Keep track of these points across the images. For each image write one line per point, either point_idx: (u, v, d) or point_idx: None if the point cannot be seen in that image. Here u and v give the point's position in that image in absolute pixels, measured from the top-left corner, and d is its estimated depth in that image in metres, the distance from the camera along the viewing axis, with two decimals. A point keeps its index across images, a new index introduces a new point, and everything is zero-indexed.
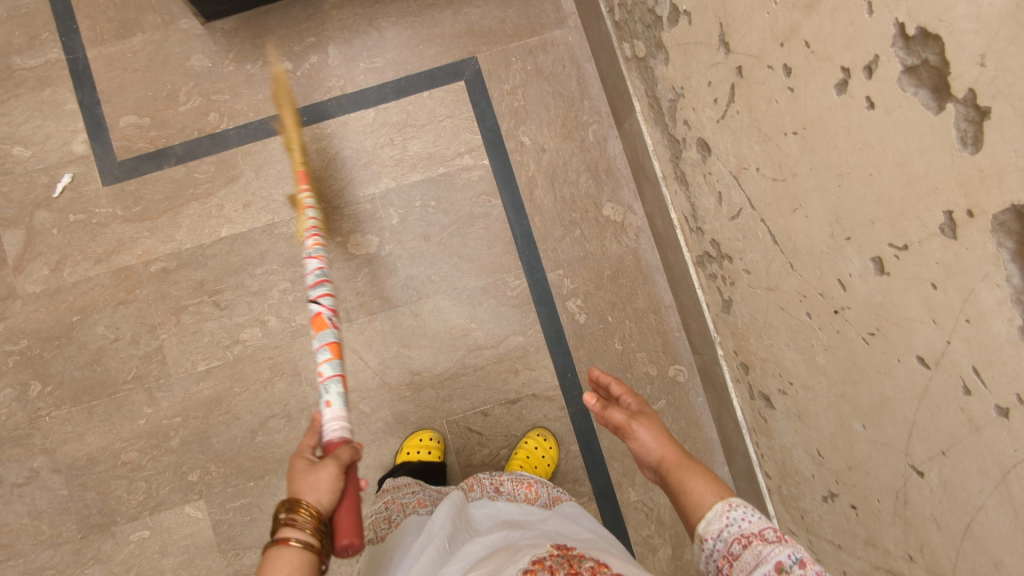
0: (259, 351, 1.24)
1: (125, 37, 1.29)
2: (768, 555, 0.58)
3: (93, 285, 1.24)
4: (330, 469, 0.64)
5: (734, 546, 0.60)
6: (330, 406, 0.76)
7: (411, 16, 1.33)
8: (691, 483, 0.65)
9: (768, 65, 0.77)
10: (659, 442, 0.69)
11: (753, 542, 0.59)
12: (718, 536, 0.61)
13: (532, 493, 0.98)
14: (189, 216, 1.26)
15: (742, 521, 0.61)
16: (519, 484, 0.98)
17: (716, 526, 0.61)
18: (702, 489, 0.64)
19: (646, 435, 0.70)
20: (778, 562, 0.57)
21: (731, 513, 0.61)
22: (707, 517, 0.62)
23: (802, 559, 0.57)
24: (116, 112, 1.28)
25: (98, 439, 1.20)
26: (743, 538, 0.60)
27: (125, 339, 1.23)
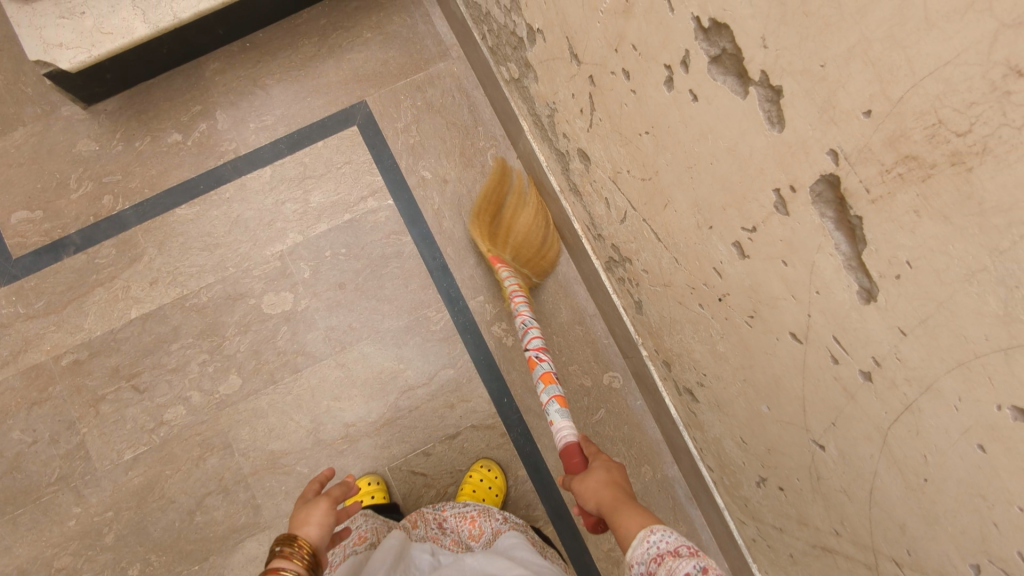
0: (185, 429, 1.21)
1: (5, 133, 1.27)
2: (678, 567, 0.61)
3: (2, 389, 1.20)
4: (323, 506, 0.81)
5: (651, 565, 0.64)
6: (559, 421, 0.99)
7: (294, 70, 1.33)
8: (620, 513, 0.72)
9: (611, 71, 0.79)
10: (603, 486, 0.78)
11: (672, 556, 0.63)
12: (642, 558, 0.65)
13: (475, 529, 1.01)
14: (94, 303, 1.23)
15: (660, 543, 0.65)
16: (464, 518, 1.02)
17: (644, 545, 0.65)
18: (628, 520, 0.70)
19: (590, 480, 0.80)
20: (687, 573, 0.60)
21: (651, 537, 0.65)
22: (634, 543, 0.67)
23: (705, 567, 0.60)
24: (5, 210, 1.25)
25: (27, 549, 1.16)
26: (659, 556, 0.64)
27: (43, 440, 1.19)
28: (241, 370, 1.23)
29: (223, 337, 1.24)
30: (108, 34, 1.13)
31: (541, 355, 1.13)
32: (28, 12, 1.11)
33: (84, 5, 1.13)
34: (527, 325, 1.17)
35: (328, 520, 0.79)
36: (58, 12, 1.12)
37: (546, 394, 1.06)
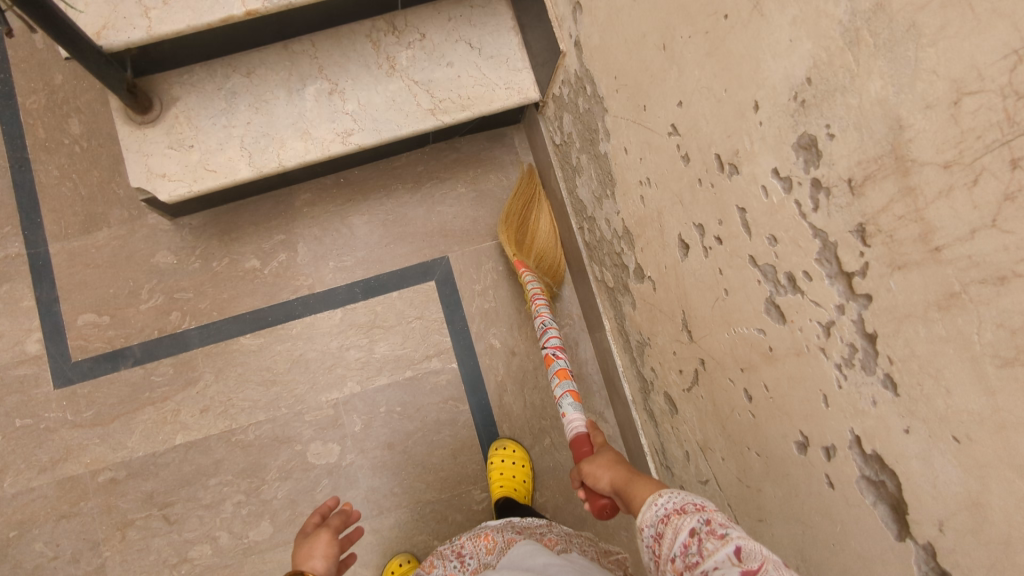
0: (208, 570, 1.17)
1: (89, 232, 1.27)
2: (682, 524, 0.56)
3: (35, 496, 1.18)
4: (325, 538, 0.78)
5: (659, 526, 0.58)
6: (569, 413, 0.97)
7: (383, 213, 1.30)
8: (635, 482, 0.67)
9: (729, 376, 0.74)
10: (605, 468, 0.73)
11: (686, 508, 0.57)
12: (651, 521, 0.59)
13: (491, 543, 0.91)
14: (142, 422, 1.21)
15: (670, 502, 0.59)
16: (479, 540, 0.91)
17: (652, 512, 0.60)
18: (641, 489, 0.65)
19: (598, 458, 0.75)
20: (690, 525, 0.55)
21: (659, 501, 0.60)
22: (642, 508, 0.61)
23: (709, 520, 0.55)
24: (74, 311, 1.24)
25: None
26: (665, 516, 0.58)
27: (64, 556, 1.16)
28: (274, 518, 1.19)
29: (262, 480, 1.21)
30: (211, 171, 1.12)
31: (558, 350, 1.10)
32: (138, 137, 1.11)
33: (194, 139, 1.12)
34: (543, 324, 1.14)
35: (332, 550, 0.77)
36: (167, 142, 1.11)
37: (558, 390, 1.04)
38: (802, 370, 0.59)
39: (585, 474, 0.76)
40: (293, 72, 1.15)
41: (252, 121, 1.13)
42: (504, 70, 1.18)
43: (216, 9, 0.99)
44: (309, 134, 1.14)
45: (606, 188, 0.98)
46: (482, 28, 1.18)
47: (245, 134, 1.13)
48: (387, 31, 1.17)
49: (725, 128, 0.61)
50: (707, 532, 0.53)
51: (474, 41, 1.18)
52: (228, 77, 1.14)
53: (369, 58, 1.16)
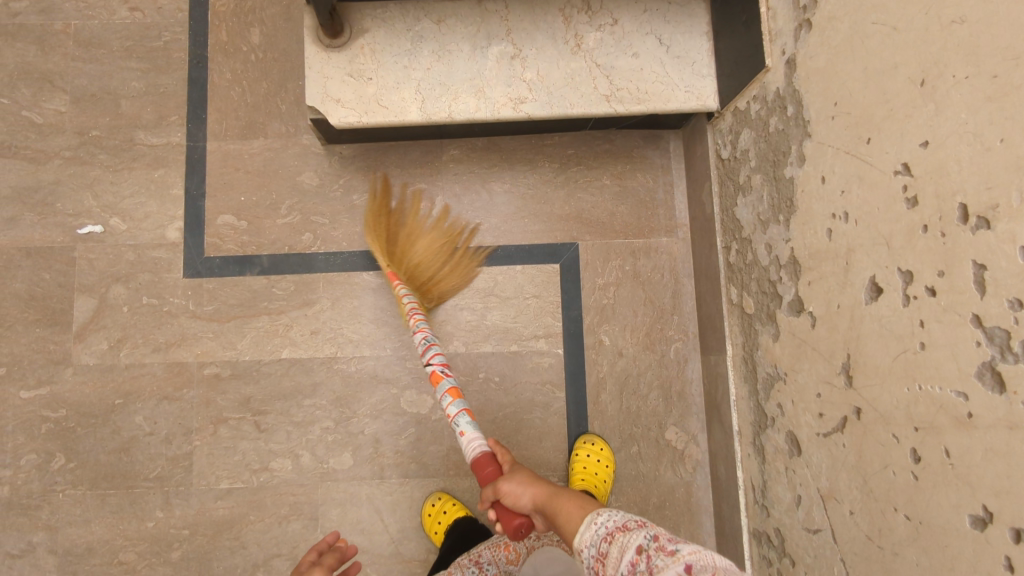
0: (284, 484, 1.21)
1: (247, 138, 1.31)
2: (630, 541, 0.67)
3: (144, 372, 1.23)
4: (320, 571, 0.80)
5: (605, 540, 0.69)
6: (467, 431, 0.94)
7: (525, 187, 1.31)
8: (561, 499, 0.78)
9: (894, 432, 0.72)
10: (526, 485, 0.81)
11: (628, 528, 0.69)
12: (592, 539, 0.71)
13: (510, 553, 1.06)
14: (255, 328, 1.25)
15: (609, 521, 0.71)
16: (497, 547, 1.07)
17: (598, 529, 0.71)
18: (574, 513, 0.75)
19: (517, 479, 0.82)
20: (637, 544, 0.66)
21: (599, 519, 0.72)
22: (581, 530, 0.72)
23: (654, 535, 0.66)
24: (216, 209, 1.28)
25: (103, 530, 1.18)
26: (609, 533, 0.70)
27: (158, 435, 1.21)
28: (356, 451, 1.22)
29: (353, 413, 1.23)
30: (383, 107, 1.14)
31: (447, 368, 1.02)
32: (322, 59, 1.13)
33: (373, 73, 1.14)
34: (427, 339, 1.06)
35: None
36: (348, 70, 1.14)
37: (452, 407, 0.99)
38: (1011, 444, 0.56)
39: (502, 493, 0.82)
40: (482, 29, 1.15)
41: (432, 69, 1.15)
42: (688, 73, 1.15)
43: None
44: (483, 93, 1.15)
45: (779, 214, 0.96)
46: (675, 26, 1.15)
47: (423, 79, 1.15)
48: (582, 8, 1.15)
49: (986, 178, 0.58)
50: (656, 550, 0.64)
51: (664, 37, 1.15)
52: (418, 20, 1.14)
53: (557, 31, 1.15)
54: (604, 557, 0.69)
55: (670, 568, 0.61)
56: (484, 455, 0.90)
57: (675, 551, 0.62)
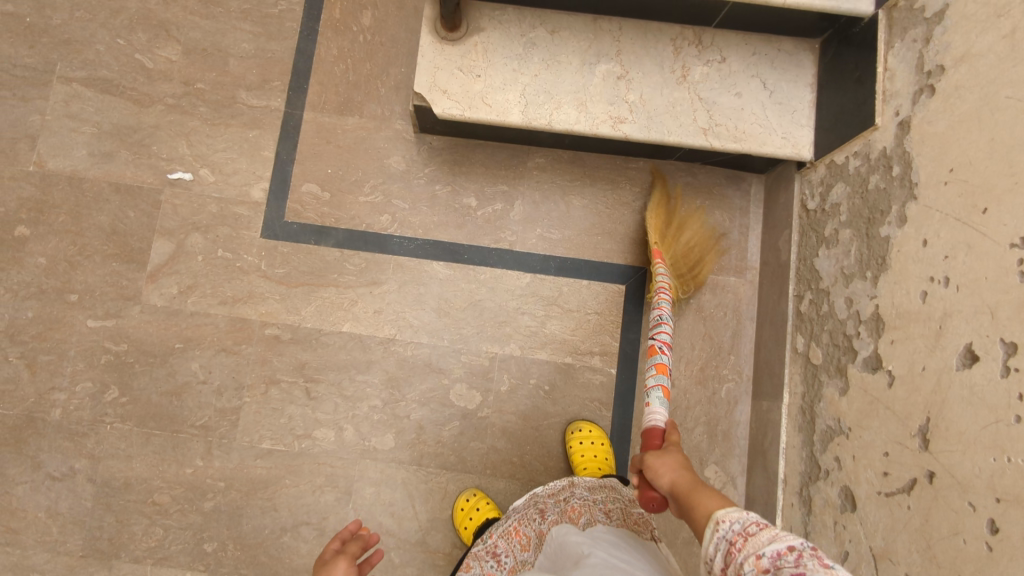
0: (324, 454, 1.22)
1: (343, 114, 1.34)
2: (781, 534, 0.54)
3: (208, 322, 1.26)
4: (343, 564, 0.79)
5: (751, 526, 0.57)
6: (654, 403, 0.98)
7: (604, 205, 1.32)
8: (699, 492, 0.68)
9: (971, 501, 0.72)
10: (670, 466, 0.76)
11: (773, 527, 0.56)
12: (736, 520, 0.59)
13: (523, 539, 0.96)
14: (320, 297, 1.27)
15: (760, 514, 0.58)
16: (508, 535, 0.97)
17: (737, 514, 0.60)
18: (708, 502, 0.65)
19: (667, 457, 0.78)
20: (791, 540, 0.53)
21: (746, 511, 0.60)
22: (729, 509, 0.62)
23: (812, 541, 0.53)
24: (302, 176, 1.31)
25: (142, 468, 1.21)
26: (758, 520, 0.57)
27: (211, 385, 1.24)
28: (399, 435, 1.23)
29: (402, 396, 1.24)
30: (486, 105, 1.16)
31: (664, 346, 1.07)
32: (436, 50, 1.16)
33: (483, 70, 1.16)
34: (660, 317, 1.11)
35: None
36: (460, 64, 1.16)
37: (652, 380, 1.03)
38: None
39: (647, 464, 0.78)
40: (593, 46, 1.17)
41: (539, 76, 1.17)
42: (787, 120, 1.15)
43: None
44: (585, 107, 1.16)
45: (866, 270, 0.96)
46: (781, 73, 1.16)
47: (529, 84, 1.17)
48: (692, 42, 1.17)
49: None
50: (812, 552, 0.52)
51: (769, 82, 1.16)
52: (534, 28, 1.18)
53: (665, 60, 1.17)
54: (739, 548, 0.56)
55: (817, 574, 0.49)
56: (654, 426, 0.91)
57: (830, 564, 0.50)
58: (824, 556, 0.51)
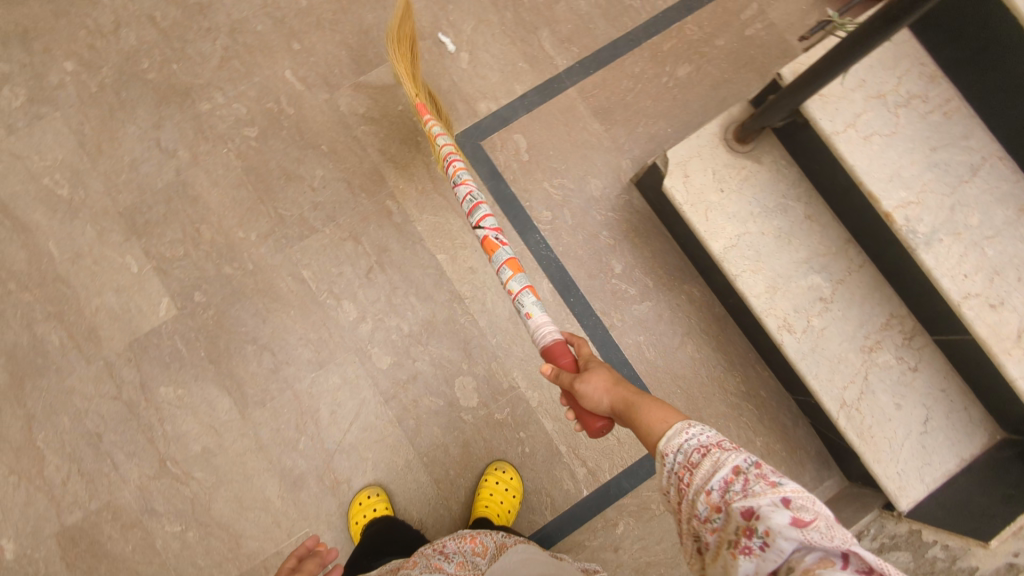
0: (333, 321, 1.25)
1: (596, 116, 1.35)
2: (724, 460, 0.60)
3: (358, 153, 1.31)
4: None
5: (694, 455, 0.63)
6: (531, 313, 0.94)
7: (707, 370, 1.27)
8: (643, 406, 0.72)
9: None
10: (602, 389, 0.77)
11: (712, 450, 0.62)
12: (680, 449, 0.65)
13: (476, 545, 0.95)
14: (446, 217, 1.30)
15: (699, 435, 0.65)
16: (462, 539, 0.95)
17: (676, 442, 0.65)
18: (654, 417, 0.70)
19: (600, 371, 0.80)
20: (734, 464, 0.59)
21: (689, 431, 0.66)
22: (668, 436, 0.67)
23: (756, 461, 0.59)
24: (523, 127, 1.34)
25: (217, 200, 1.29)
26: (702, 446, 0.63)
27: (315, 195, 1.29)
28: (394, 366, 1.24)
29: (425, 342, 1.25)
30: (704, 215, 1.13)
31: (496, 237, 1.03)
32: (712, 142, 1.16)
33: (728, 189, 1.14)
34: (471, 199, 1.06)
35: None
36: (717, 168, 1.14)
37: (514, 281, 0.98)
38: None
39: (579, 395, 0.79)
40: (826, 257, 1.12)
41: (766, 241, 1.12)
42: (913, 464, 1.06)
43: (879, 185, 0.98)
44: (774, 291, 1.11)
45: None
46: (948, 427, 1.07)
47: (751, 233, 1.13)
48: (903, 332, 1.10)
49: None
50: (755, 477, 0.57)
51: (931, 423, 1.07)
52: (797, 199, 1.14)
53: (869, 324, 1.10)
54: (688, 481, 0.62)
55: (764, 496, 0.55)
56: (555, 343, 0.89)
57: (777, 484, 0.56)
58: (777, 473, 0.57)
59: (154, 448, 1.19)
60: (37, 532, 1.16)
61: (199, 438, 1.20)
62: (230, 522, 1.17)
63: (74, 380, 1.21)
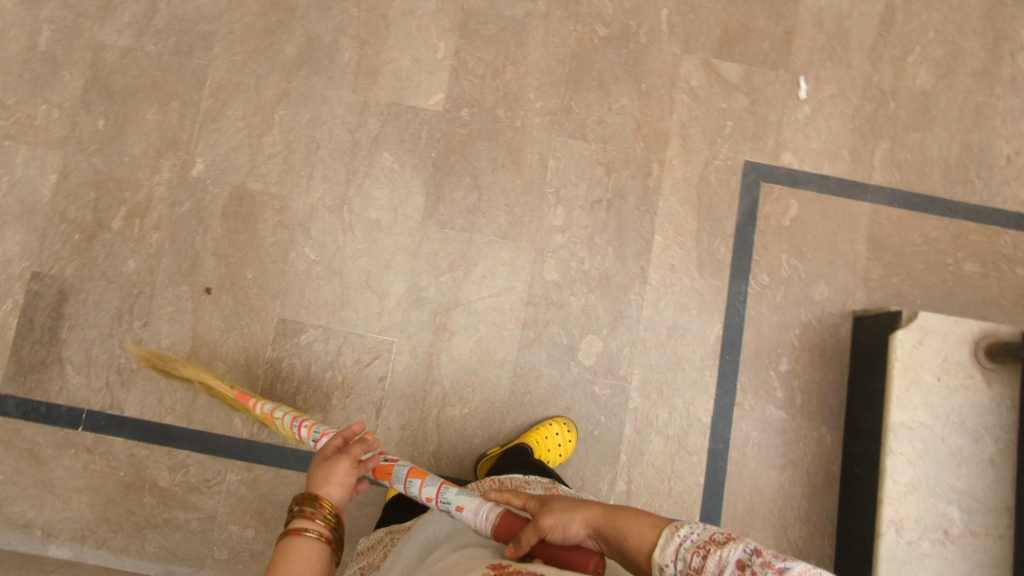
0: (540, 216, 1.31)
1: (868, 240, 1.33)
2: (727, 556, 0.57)
3: (666, 112, 1.34)
4: (344, 465, 0.77)
5: (696, 558, 0.59)
6: (461, 507, 0.80)
7: (781, 505, 1.26)
8: (625, 514, 0.69)
9: None
10: (566, 514, 0.71)
11: (710, 548, 0.59)
12: (676, 555, 0.61)
13: (499, 497, 0.97)
14: (686, 215, 1.32)
15: (694, 534, 0.62)
16: (485, 493, 0.96)
17: (673, 549, 0.62)
18: (643, 522, 0.67)
19: (556, 501, 0.74)
20: (737, 559, 0.57)
21: (681, 532, 0.63)
22: (661, 545, 0.63)
23: (755, 550, 0.57)
24: (804, 200, 1.33)
25: (537, 55, 1.34)
26: (699, 545, 0.60)
27: (608, 114, 1.33)
28: (554, 286, 1.29)
29: (589, 290, 1.29)
30: (908, 384, 1.11)
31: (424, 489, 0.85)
32: (967, 336, 1.12)
33: (945, 383, 1.11)
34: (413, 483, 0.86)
35: (348, 480, 0.77)
36: (951, 359, 1.12)
37: (427, 486, 0.85)
38: None
39: (545, 530, 0.70)
40: (977, 504, 1.08)
41: (941, 448, 1.10)
42: None
43: None
44: (911, 490, 1.08)
45: None
46: None
47: (933, 431, 1.10)
48: None
49: None
50: (760, 567, 0.55)
51: None
52: (993, 440, 1.10)
53: None
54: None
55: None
56: (499, 523, 0.75)
57: (783, 570, 0.54)
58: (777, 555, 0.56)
59: (344, 189, 1.29)
60: (224, 173, 1.28)
61: (380, 212, 1.29)
62: (350, 286, 1.27)
63: (334, 96, 1.31)
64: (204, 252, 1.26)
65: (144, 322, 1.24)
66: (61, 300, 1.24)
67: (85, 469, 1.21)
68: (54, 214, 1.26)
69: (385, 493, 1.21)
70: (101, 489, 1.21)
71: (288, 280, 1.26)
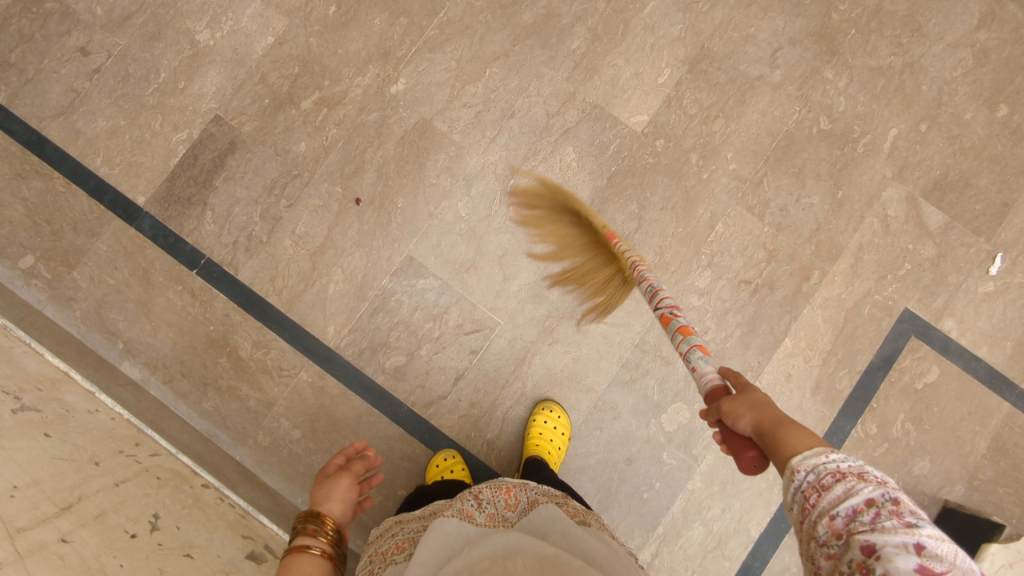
0: (687, 271, 1.28)
1: (992, 439, 1.26)
2: (858, 489, 0.51)
3: (851, 227, 1.29)
4: (344, 481, 0.84)
5: (826, 479, 0.53)
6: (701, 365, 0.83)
7: None
8: (785, 429, 0.61)
9: None
10: (745, 408, 0.67)
11: (850, 477, 0.52)
12: (807, 471, 0.55)
13: (510, 498, 0.87)
14: (824, 335, 1.28)
15: (837, 460, 0.54)
16: (499, 489, 0.88)
17: (812, 461, 0.55)
18: (795, 441, 0.59)
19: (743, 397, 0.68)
20: (869, 496, 0.50)
21: (825, 456, 0.55)
22: (801, 456, 0.57)
23: (896, 498, 0.49)
24: (946, 371, 1.27)
25: (752, 118, 1.31)
26: (836, 471, 0.53)
27: (793, 204, 1.29)
28: (669, 342, 1.26)
29: None
30: None
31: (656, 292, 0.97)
32: None
33: None
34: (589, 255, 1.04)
35: (349, 496, 0.83)
36: None
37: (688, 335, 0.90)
38: None
39: (723, 412, 0.69)
40: None
41: None
42: None
43: None
44: None
45: None
46: None
47: None
48: None
49: None
50: (890, 513, 0.48)
51: None
52: None
53: None
54: (814, 502, 0.53)
55: (894, 535, 0.47)
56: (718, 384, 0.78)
57: (913, 525, 0.47)
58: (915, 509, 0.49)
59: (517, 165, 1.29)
60: (419, 102, 1.29)
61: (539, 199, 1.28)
62: (483, 254, 1.27)
63: (548, 75, 1.30)
64: (369, 164, 1.28)
65: (289, 203, 1.27)
66: (229, 150, 1.27)
67: (182, 308, 1.25)
68: (257, 72, 1.29)
69: (431, 458, 1.22)
70: (189, 333, 1.24)
71: (430, 223, 1.27)
